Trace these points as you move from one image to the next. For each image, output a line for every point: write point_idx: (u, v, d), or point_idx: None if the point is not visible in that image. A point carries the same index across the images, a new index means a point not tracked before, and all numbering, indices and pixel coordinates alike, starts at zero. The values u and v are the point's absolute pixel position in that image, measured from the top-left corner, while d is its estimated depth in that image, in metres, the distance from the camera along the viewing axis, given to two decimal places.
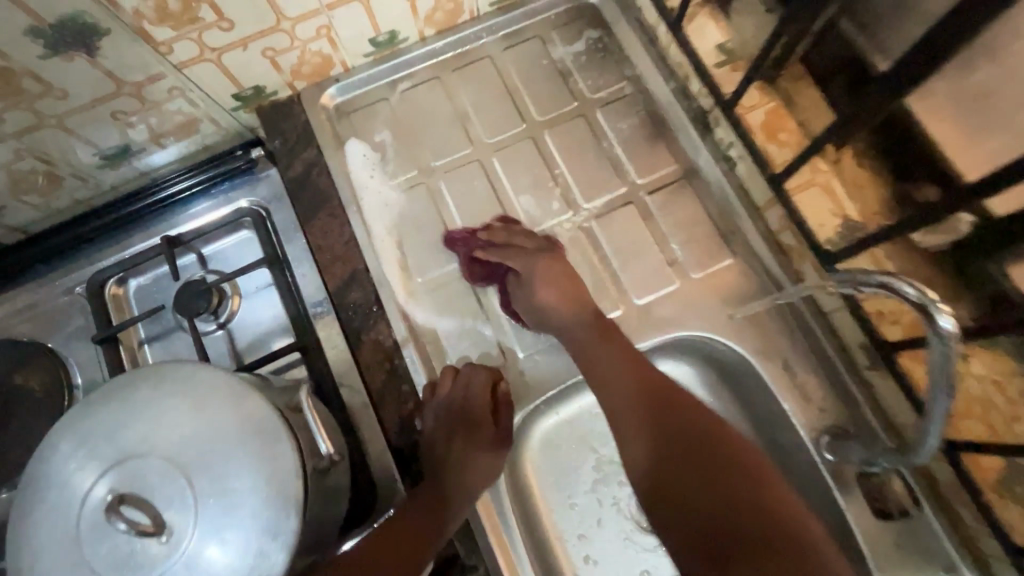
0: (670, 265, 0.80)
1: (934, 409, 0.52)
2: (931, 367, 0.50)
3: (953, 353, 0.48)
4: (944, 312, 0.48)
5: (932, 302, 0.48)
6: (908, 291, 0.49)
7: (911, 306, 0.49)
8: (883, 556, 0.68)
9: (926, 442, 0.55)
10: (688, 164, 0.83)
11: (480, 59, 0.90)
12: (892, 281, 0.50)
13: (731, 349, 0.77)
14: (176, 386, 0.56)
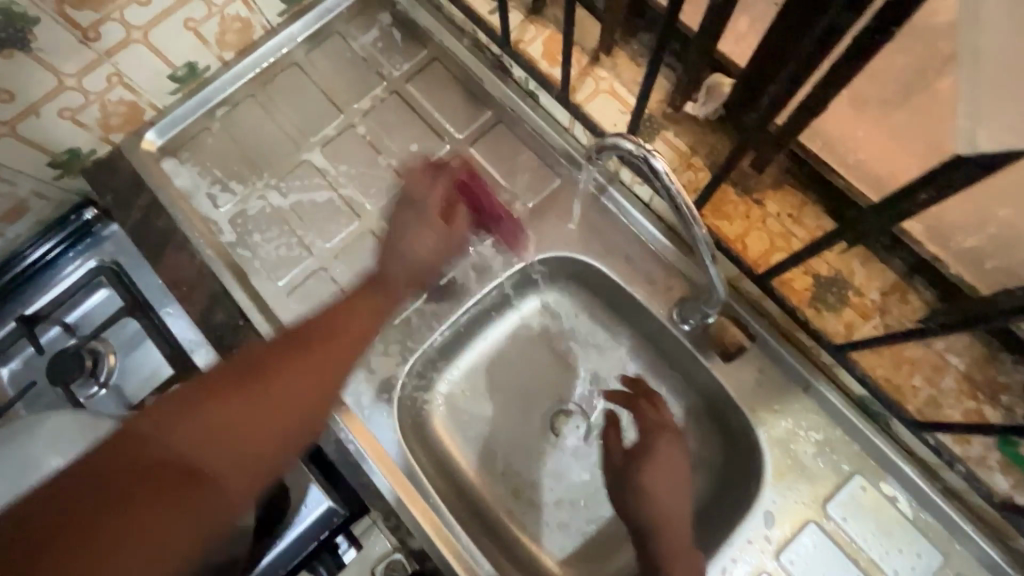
0: (505, 201, 0.85)
1: (696, 237, 0.59)
2: (673, 204, 0.57)
3: (674, 185, 0.55)
4: (655, 155, 0.54)
5: (647, 149, 0.55)
6: (627, 144, 0.56)
7: (636, 156, 0.56)
8: (747, 395, 0.75)
9: (709, 263, 0.63)
10: (499, 107, 0.88)
11: (288, 67, 0.93)
12: (615, 139, 0.58)
13: (578, 259, 0.83)
14: (28, 438, 0.64)
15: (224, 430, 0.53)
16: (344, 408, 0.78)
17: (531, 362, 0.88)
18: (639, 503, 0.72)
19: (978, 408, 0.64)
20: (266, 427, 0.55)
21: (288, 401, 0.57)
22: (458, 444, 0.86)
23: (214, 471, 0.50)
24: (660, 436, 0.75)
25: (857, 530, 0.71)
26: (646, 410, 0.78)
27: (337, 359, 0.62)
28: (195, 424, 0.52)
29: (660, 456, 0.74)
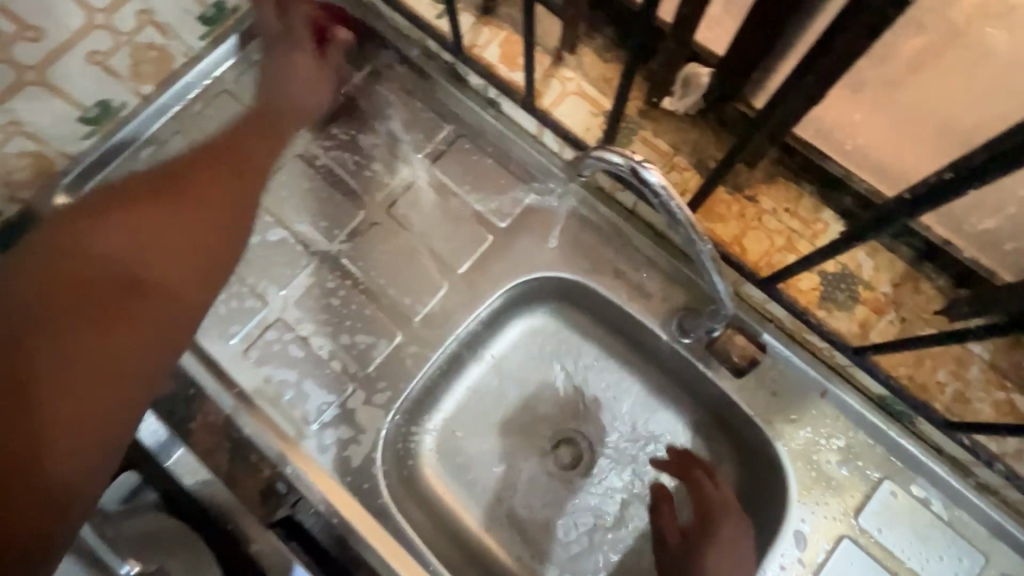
0: (477, 221, 0.78)
1: (700, 250, 0.53)
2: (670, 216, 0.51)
3: (672, 197, 0.49)
4: (647, 166, 0.49)
5: (637, 162, 0.49)
6: (613, 158, 0.50)
7: (624, 171, 0.51)
8: (761, 407, 0.69)
9: (714, 276, 0.57)
10: (458, 119, 0.81)
11: (218, 96, 0.84)
12: (599, 153, 0.52)
13: (565, 277, 0.76)
14: None
15: (144, 264, 0.54)
16: (321, 474, 0.69)
17: (523, 393, 0.81)
18: None
19: (1008, 398, 0.60)
20: (177, 306, 0.55)
21: (205, 241, 0.58)
22: (455, 494, 0.77)
23: (40, 376, 0.47)
24: (723, 518, 0.65)
25: (894, 539, 0.66)
26: (673, 531, 0.68)
27: (233, 186, 0.62)
28: (209, 189, 0.61)
29: (255, 154, 0.68)
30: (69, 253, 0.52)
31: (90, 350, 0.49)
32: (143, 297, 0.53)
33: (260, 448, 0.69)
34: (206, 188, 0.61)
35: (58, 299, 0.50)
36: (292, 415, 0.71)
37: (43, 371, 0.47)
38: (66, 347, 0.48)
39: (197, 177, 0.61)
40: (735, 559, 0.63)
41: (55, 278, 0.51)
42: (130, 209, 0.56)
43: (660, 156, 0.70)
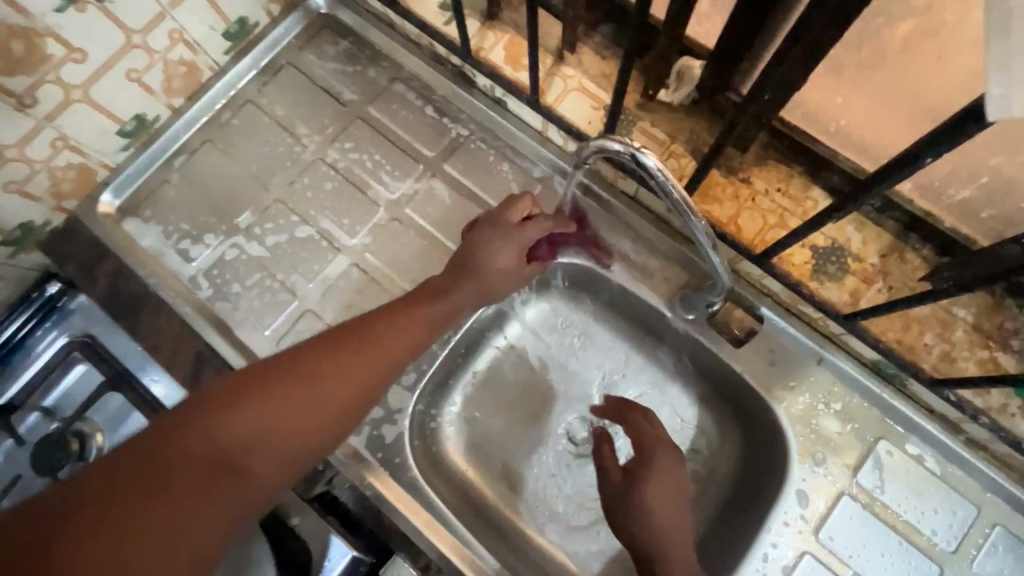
0: (488, 213, 0.83)
1: (695, 227, 0.58)
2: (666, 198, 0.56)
3: (668, 179, 0.53)
4: (644, 151, 0.53)
5: (634, 148, 0.54)
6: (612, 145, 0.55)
7: (622, 156, 0.55)
8: (761, 376, 0.74)
9: (710, 251, 0.61)
10: (468, 119, 0.86)
11: (244, 105, 0.89)
12: (598, 142, 0.56)
13: (572, 262, 0.81)
14: None
15: (316, 364, 0.56)
16: (354, 451, 0.75)
17: (538, 374, 0.86)
18: (641, 539, 0.63)
19: (991, 356, 0.65)
20: (311, 440, 0.53)
21: (359, 398, 0.56)
22: (477, 470, 0.83)
23: (250, 465, 0.49)
24: (659, 448, 0.68)
25: (890, 495, 0.71)
26: (616, 472, 0.69)
27: (393, 338, 0.60)
28: (394, 328, 0.61)
29: (424, 318, 0.63)
30: (174, 453, 0.47)
31: (292, 424, 0.52)
32: (291, 431, 0.52)
33: None
34: (335, 362, 0.57)
35: (275, 384, 0.54)
36: None
37: (253, 462, 0.49)
38: (185, 484, 0.45)
39: (326, 347, 0.58)
40: (663, 482, 0.66)
41: (150, 470, 0.45)
42: (258, 391, 0.53)
43: (658, 145, 0.75)
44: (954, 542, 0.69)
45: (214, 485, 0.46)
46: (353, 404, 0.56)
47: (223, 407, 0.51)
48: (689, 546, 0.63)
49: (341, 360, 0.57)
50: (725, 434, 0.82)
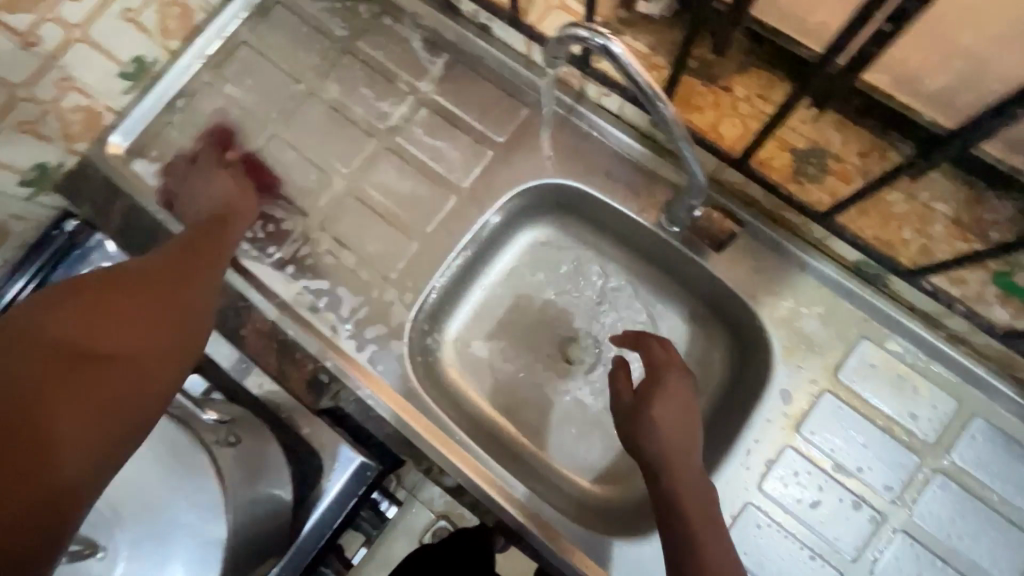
0: (476, 139, 0.85)
1: (661, 118, 0.59)
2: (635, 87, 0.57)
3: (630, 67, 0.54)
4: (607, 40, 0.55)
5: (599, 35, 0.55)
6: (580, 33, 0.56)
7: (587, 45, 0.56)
8: (747, 283, 0.76)
9: (681, 144, 0.62)
10: (454, 48, 0.87)
11: (238, 47, 0.91)
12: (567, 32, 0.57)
13: (560, 182, 0.83)
14: None
15: (102, 319, 0.56)
16: (357, 367, 0.79)
17: (534, 298, 0.89)
18: (654, 454, 0.64)
19: (970, 248, 0.65)
20: (216, 271, 0.69)
21: (163, 346, 0.58)
22: (475, 388, 0.87)
23: (58, 431, 0.48)
24: (671, 370, 0.70)
25: (871, 391, 0.73)
26: (626, 387, 0.71)
27: (182, 298, 0.63)
28: (224, 227, 0.74)
29: (205, 276, 0.67)
30: None
31: (131, 322, 0.58)
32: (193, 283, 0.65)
33: (303, 347, 0.80)
34: (117, 334, 0.56)
35: (104, 302, 0.57)
36: (328, 318, 0.81)
37: (63, 431, 0.48)
38: (102, 411, 0.51)
39: (107, 304, 0.58)
40: (670, 420, 0.66)
41: None
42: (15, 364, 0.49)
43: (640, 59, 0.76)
44: (935, 433, 0.71)
45: (93, 375, 0.52)
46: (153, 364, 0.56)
47: (12, 391, 0.47)
48: (693, 451, 0.65)
49: (125, 339, 0.56)
50: (714, 347, 0.84)
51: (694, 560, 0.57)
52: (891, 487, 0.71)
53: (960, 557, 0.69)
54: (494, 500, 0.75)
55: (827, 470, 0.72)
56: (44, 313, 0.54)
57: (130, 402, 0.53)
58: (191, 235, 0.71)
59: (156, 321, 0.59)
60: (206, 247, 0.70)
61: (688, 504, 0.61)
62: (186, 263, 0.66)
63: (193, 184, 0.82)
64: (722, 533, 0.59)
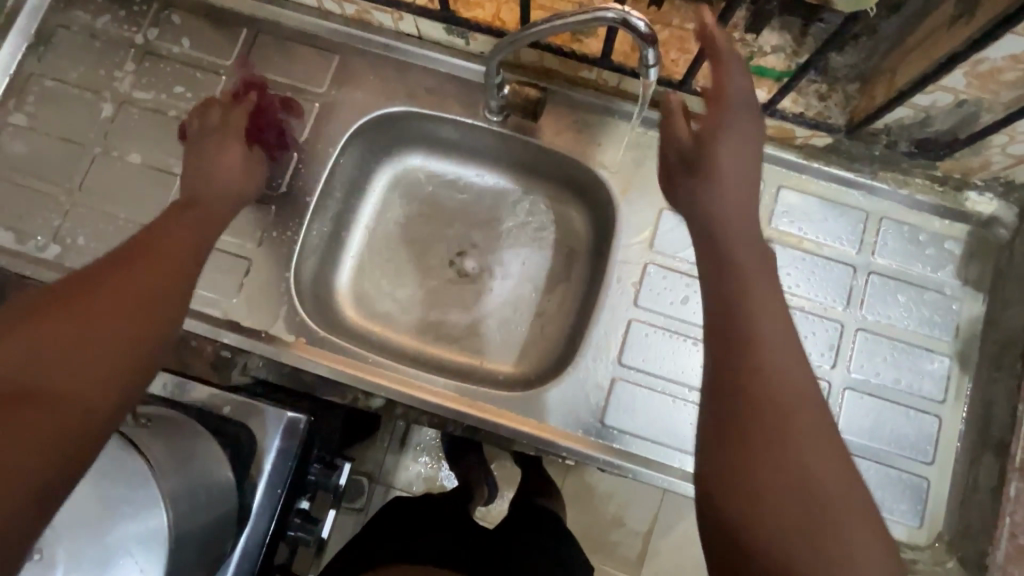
0: (299, 97, 0.88)
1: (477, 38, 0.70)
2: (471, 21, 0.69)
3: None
4: None
5: None
6: None
7: None
8: (572, 145, 0.87)
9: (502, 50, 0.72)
10: (251, 20, 0.90)
11: (31, 82, 0.89)
12: None
13: (386, 110, 0.89)
14: None
15: (56, 352, 0.46)
16: (253, 334, 0.81)
17: (413, 225, 0.98)
18: (710, 209, 0.57)
19: (721, 50, 0.78)
20: (174, 295, 0.54)
21: (114, 352, 0.48)
22: (381, 324, 0.94)
23: (39, 386, 0.44)
24: (727, 110, 0.59)
25: None
26: (683, 123, 0.62)
27: (118, 297, 0.50)
28: (181, 227, 0.62)
29: (99, 283, 0.51)
30: None
31: (77, 357, 0.46)
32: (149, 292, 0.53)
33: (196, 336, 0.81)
34: (73, 356, 0.46)
35: (59, 310, 0.48)
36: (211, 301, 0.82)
37: (47, 384, 0.44)
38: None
39: (98, 306, 0.49)
40: (693, 195, 0.59)
41: None
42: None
43: None
44: (755, 211, 0.85)
45: (28, 414, 0.42)
46: (97, 401, 0.46)
47: None
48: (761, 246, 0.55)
49: (80, 341, 0.47)
50: (574, 216, 0.96)
51: (745, 405, 0.45)
52: None
53: (801, 301, 0.84)
54: (416, 401, 0.80)
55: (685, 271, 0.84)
56: (38, 320, 0.46)
57: (94, 395, 0.46)
58: (117, 252, 0.55)
59: (117, 315, 0.49)
60: (106, 265, 0.53)
61: (732, 270, 0.52)
62: (120, 294, 0.51)
63: (203, 155, 0.73)
64: (780, 354, 0.47)
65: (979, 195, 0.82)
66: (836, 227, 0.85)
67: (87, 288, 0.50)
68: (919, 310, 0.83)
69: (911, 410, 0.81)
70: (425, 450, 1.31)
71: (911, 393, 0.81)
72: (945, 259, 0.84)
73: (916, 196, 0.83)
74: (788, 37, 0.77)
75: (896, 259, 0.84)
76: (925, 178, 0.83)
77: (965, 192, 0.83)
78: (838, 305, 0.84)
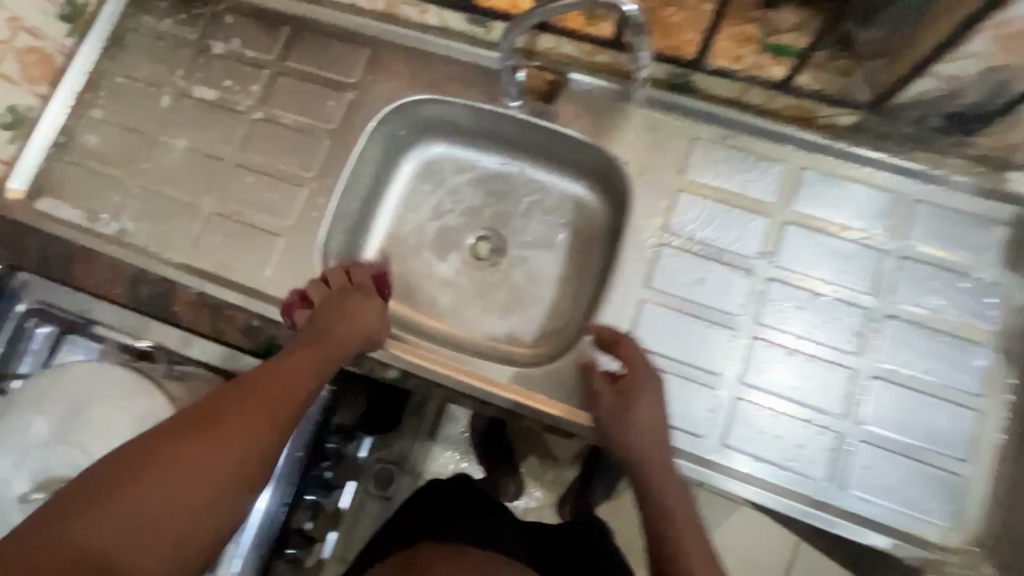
0: (333, 87, 0.95)
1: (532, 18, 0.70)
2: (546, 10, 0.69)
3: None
4: None
5: None
6: None
7: None
8: (588, 129, 0.88)
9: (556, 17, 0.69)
10: (291, 18, 0.98)
11: (104, 78, 1.00)
12: None
13: (411, 97, 0.93)
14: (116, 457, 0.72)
15: (151, 518, 0.50)
16: (281, 306, 0.86)
17: (436, 211, 1.02)
18: (634, 448, 0.72)
19: (739, 27, 0.76)
20: (277, 452, 0.59)
21: (210, 516, 0.53)
22: (402, 304, 0.98)
23: (110, 548, 0.48)
24: (641, 395, 0.73)
25: (717, 178, 0.84)
26: (609, 389, 0.76)
27: (227, 462, 0.55)
28: (291, 372, 0.66)
29: (216, 436, 0.56)
30: (47, 558, 0.46)
31: (160, 515, 0.51)
32: (255, 448, 0.57)
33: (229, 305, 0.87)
34: (164, 514, 0.51)
35: (161, 472, 0.52)
36: (248, 274, 0.89)
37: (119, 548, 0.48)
38: (68, 558, 0.46)
39: (200, 471, 0.54)
40: (632, 431, 0.73)
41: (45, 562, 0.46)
42: (89, 526, 0.48)
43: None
44: (776, 193, 0.83)
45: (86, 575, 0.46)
46: (162, 541, 0.50)
47: (72, 526, 0.48)
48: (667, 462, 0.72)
49: (165, 493, 0.52)
50: (593, 202, 0.97)
51: None
52: (754, 248, 0.82)
53: (824, 285, 0.81)
54: (429, 374, 0.83)
55: (701, 252, 0.83)
56: (149, 495, 0.51)
57: (159, 553, 0.50)
58: (229, 402, 0.59)
59: (225, 478, 0.55)
60: (232, 430, 0.57)
61: (660, 502, 0.69)
62: (228, 454, 0.55)
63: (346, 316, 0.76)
64: None
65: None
66: (863, 210, 0.81)
67: (196, 452, 0.54)
68: (956, 298, 0.78)
69: (948, 403, 0.76)
70: (451, 445, 1.31)
71: (946, 385, 0.76)
72: (983, 244, 0.79)
73: (951, 178, 0.79)
74: (807, 14, 0.73)
75: (929, 244, 0.80)
76: (965, 158, 0.78)
77: (1008, 174, 0.77)
78: (865, 291, 0.80)
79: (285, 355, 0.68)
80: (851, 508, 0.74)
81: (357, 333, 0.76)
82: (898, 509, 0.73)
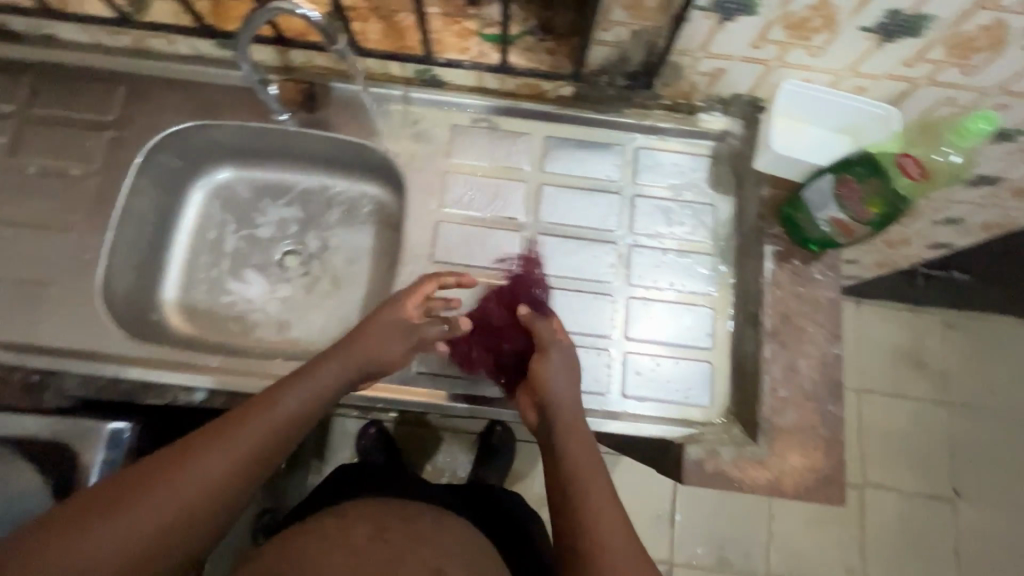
0: (90, 127, 0.93)
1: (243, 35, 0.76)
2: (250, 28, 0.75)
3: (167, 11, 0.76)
4: None
5: None
6: None
7: None
8: (359, 132, 0.95)
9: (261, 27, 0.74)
10: (30, 64, 0.94)
11: None
12: None
13: (176, 125, 0.94)
14: None
15: (128, 533, 0.56)
16: (67, 355, 0.83)
17: (234, 231, 1.03)
18: (558, 408, 0.74)
19: (458, 24, 0.89)
20: (252, 470, 0.63)
21: (178, 537, 0.58)
22: (212, 329, 0.97)
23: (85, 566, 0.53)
24: (551, 353, 0.77)
25: (476, 157, 0.95)
26: (533, 347, 0.79)
27: (207, 480, 0.60)
28: (285, 398, 0.68)
29: (202, 461, 0.60)
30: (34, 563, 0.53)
31: (138, 537, 0.56)
32: (240, 468, 0.62)
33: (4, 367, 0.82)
34: (144, 534, 0.56)
35: (141, 494, 0.57)
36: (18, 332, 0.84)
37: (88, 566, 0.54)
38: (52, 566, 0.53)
39: (189, 488, 0.59)
40: (544, 387, 0.75)
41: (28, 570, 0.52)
42: (82, 536, 0.54)
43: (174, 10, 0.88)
44: (527, 160, 0.95)
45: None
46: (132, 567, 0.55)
47: (60, 539, 0.54)
48: (581, 428, 0.73)
49: (146, 516, 0.56)
50: (386, 198, 1.03)
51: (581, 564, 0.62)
52: (519, 211, 0.93)
53: (581, 229, 0.93)
54: (234, 386, 0.83)
55: (475, 222, 0.93)
56: (137, 505, 0.57)
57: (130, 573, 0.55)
58: (233, 420, 0.64)
59: (202, 495, 0.59)
60: (229, 445, 0.62)
61: (574, 459, 0.70)
62: (216, 468, 0.61)
63: (365, 332, 0.75)
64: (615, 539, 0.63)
65: (709, 116, 0.95)
66: (599, 161, 0.96)
67: (195, 471, 0.60)
68: (683, 217, 0.94)
69: (690, 304, 0.90)
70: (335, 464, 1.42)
71: (687, 289, 0.91)
72: (694, 171, 0.95)
73: (659, 124, 0.96)
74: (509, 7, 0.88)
75: (654, 178, 0.95)
76: (663, 107, 0.95)
77: (698, 114, 0.95)
78: (613, 227, 0.93)
79: (287, 380, 0.70)
80: (632, 409, 0.86)
81: (360, 356, 0.74)
82: (665, 401, 0.86)
